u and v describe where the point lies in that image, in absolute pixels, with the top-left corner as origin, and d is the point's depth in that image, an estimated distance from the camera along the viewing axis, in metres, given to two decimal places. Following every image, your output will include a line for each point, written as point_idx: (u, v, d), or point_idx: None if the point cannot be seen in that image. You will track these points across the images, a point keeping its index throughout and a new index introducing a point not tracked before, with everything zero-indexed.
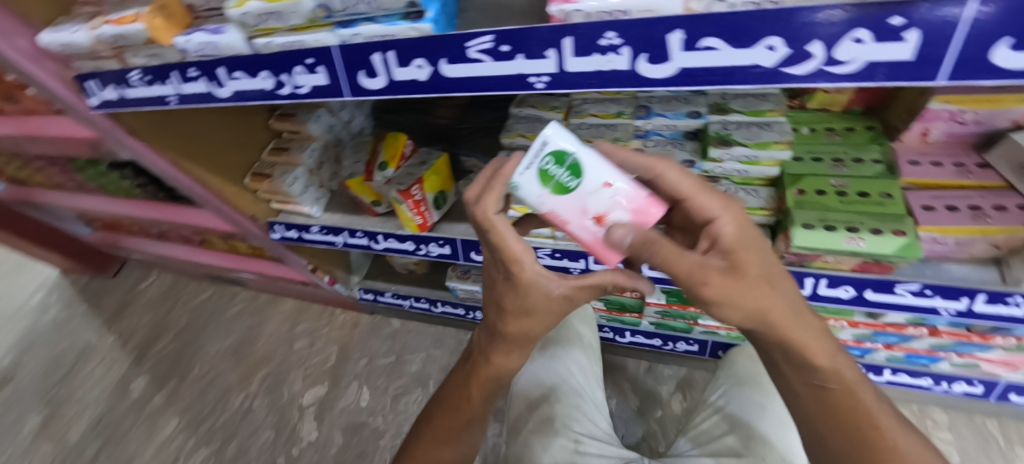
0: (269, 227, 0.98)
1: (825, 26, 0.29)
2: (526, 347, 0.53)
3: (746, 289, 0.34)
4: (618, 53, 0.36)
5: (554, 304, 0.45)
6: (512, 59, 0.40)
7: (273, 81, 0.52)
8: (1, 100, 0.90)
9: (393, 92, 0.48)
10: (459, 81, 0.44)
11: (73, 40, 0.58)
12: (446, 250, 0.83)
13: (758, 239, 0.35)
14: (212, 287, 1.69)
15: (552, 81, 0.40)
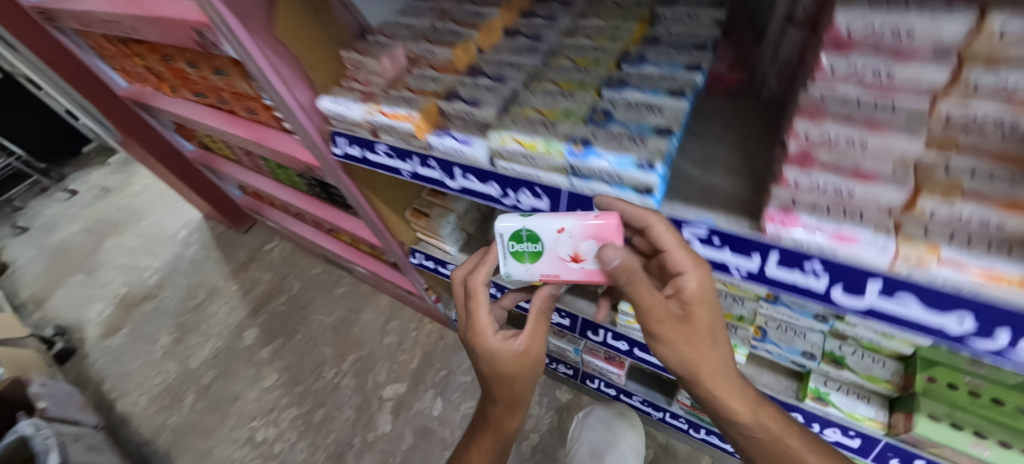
0: (410, 252, 1.16)
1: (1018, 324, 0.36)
2: (516, 406, 0.72)
3: (695, 336, 0.50)
4: (816, 276, 0.45)
5: (519, 361, 0.64)
6: (720, 249, 0.51)
7: (498, 191, 0.64)
8: (242, 109, 1.15)
9: None
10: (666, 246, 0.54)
11: (346, 112, 0.74)
12: (565, 321, 0.95)
13: (714, 295, 0.50)
14: (323, 265, 1.96)
15: (750, 275, 0.51)
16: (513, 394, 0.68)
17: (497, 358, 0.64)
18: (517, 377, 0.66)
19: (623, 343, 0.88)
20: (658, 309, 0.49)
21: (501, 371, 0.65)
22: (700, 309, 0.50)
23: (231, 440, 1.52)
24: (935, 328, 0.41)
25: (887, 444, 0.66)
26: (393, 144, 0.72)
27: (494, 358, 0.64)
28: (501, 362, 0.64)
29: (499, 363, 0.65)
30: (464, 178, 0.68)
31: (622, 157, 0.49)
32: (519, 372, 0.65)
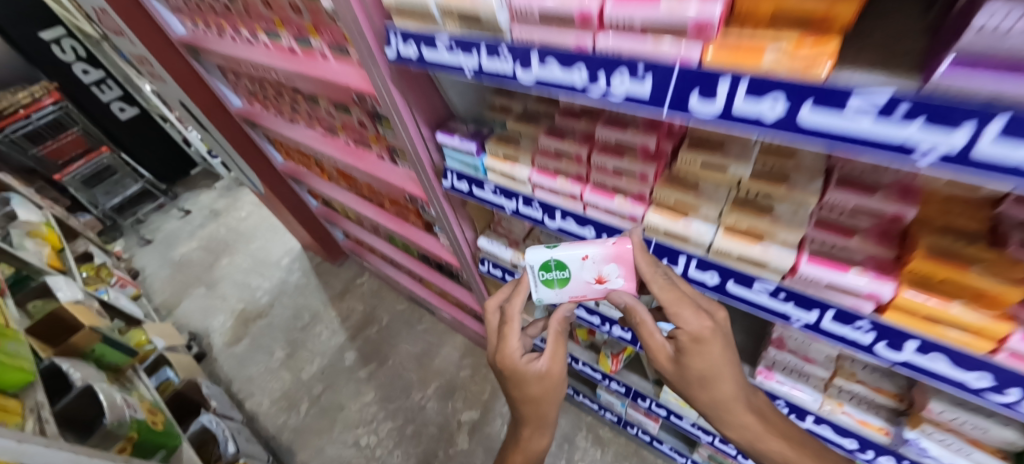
0: None
1: (875, 446, 0.77)
2: (544, 415, 0.91)
3: (692, 373, 0.67)
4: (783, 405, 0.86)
5: (545, 374, 0.84)
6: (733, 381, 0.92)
7: (600, 321, 1.07)
8: (393, 208, 1.62)
9: None
10: None
11: (498, 252, 1.17)
12: (622, 389, 1.36)
13: (711, 339, 0.65)
14: (407, 303, 2.42)
15: None
16: (539, 411, 0.90)
17: (524, 380, 0.85)
18: (539, 394, 0.86)
19: (663, 409, 1.28)
20: (658, 348, 0.69)
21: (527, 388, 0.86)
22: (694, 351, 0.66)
23: (340, 442, 1.96)
24: (844, 446, 0.82)
25: None
26: None
27: (517, 377, 0.85)
28: (529, 382, 0.85)
29: (525, 381, 0.85)
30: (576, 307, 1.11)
31: None
32: (537, 388, 0.85)
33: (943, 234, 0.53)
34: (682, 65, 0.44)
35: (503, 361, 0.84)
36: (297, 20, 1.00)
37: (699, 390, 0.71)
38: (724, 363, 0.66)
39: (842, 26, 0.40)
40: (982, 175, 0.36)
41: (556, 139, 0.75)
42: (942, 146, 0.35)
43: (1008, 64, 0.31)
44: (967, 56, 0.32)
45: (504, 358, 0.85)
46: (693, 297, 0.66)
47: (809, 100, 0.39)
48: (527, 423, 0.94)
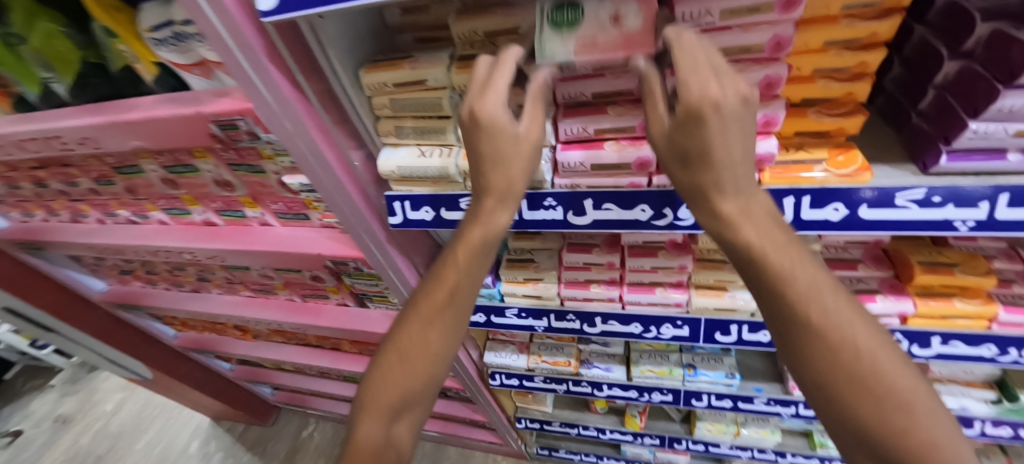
0: (515, 419, 1.48)
1: None
2: (503, 204, 0.49)
3: (690, 136, 0.37)
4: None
5: (520, 148, 0.46)
6: (783, 404, 0.97)
7: (637, 393, 1.05)
8: (352, 347, 1.41)
9: (707, 406, 1.02)
10: (750, 409, 1.00)
11: (512, 362, 1.09)
12: (656, 440, 1.35)
13: (739, 115, 0.36)
14: None
15: (797, 414, 0.98)
16: (496, 189, 0.48)
17: (494, 142, 0.45)
18: (501, 173, 0.47)
19: (700, 444, 1.30)
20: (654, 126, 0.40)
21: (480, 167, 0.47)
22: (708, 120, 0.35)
23: None
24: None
25: None
26: (549, 375, 1.09)
27: (480, 134, 0.44)
28: (487, 149, 0.45)
29: (493, 140, 0.45)
30: (610, 389, 1.07)
31: (717, 372, 0.98)
32: (502, 150, 0.45)
33: (916, 247, 0.68)
34: None
35: (475, 103, 0.43)
36: (224, 195, 0.86)
37: (696, 165, 0.38)
38: (731, 138, 0.36)
39: (846, 134, 0.51)
40: (938, 232, 0.49)
41: (583, 254, 0.75)
42: (972, 217, 0.47)
43: (985, 152, 0.45)
44: (956, 152, 0.46)
45: (472, 111, 0.44)
46: (719, 73, 0.36)
47: (863, 205, 0.48)
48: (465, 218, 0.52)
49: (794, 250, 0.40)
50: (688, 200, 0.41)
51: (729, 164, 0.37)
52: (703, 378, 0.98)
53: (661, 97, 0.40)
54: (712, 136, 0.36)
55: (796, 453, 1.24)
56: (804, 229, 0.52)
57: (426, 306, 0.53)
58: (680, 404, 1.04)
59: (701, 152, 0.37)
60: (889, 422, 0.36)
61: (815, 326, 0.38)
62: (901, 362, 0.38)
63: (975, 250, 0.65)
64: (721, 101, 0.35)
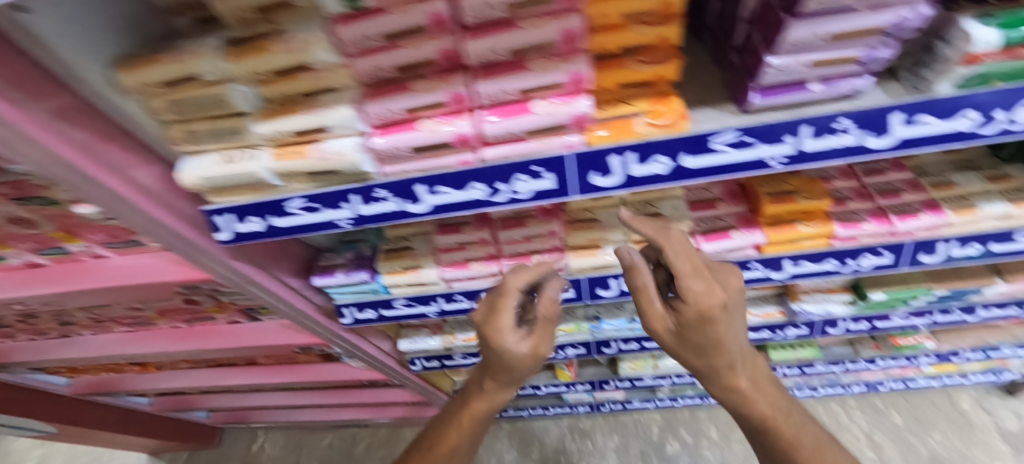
0: (454, 393, 1.50)
1: (777, 325, 1.00)
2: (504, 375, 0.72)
3: (699, 327, 0.55)
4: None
5: (527, 359, 0.67)
6: None
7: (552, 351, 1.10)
8: (269, 359, 1.33)
9: (615, 350, 1.09)
10: (654, 346, 1.07)
11: (427, 345, 1.09)
12: (587, 386, 1.43)
13: (722, 306, 0.54)
14: (331, 433, 2.07)
15: None
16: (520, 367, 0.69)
17: (516, 353, 0.65)
18: (525, 368, 0.70)
19: (625, 381, 1.40)
20: (653, 320, 0.57)
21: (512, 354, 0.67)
22: (711, 318, 0.53)
23: None
24: (763, 337, 1.04)
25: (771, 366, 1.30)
26: (466, 351, 1.11)
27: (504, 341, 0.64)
28: (506, 358, 0.67)
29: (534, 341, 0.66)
30: None
31: (620, 319, 1.01)
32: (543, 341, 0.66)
33: (768, 178, 0.71)
34: (572, 152, 0.49)
35: (494, 336, 0.63)
36: (30, 232, 0.72)
37: (705, 348, 0.59)
38: (727, 333, 0.56)
39: (666, 81, 0.50)
40: (756, 171, 0.50)
41: (455, 235, 0.74)
42: (784, 154, 0.48)
43: (788, 84, 0.47)
44: (767, 88, 0.47)
45: (493, 332, 0.64)
46: (705, 272, 0.54)
47: (684, 155, 0.48)
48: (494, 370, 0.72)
49: (760, 377, 0.67)
50: (702, 367, 0.62)
51: (729, 353, 0.58)
52: (608, 327, 1.02)
53: (653, 292, 0.57)
54: (719, 328, 0.55)
55: None
56: (638, 186, 0.51)
57: (455, 432, 0.79)
58: (591, 354, 1.10)
59: (703, 340, 0.57)
60: (797, 453, 0.65)
61: (770, 425, 0.67)
62: (819, 441, 0.66)
63: (812, 175, 0.70)
64: (724, 303, 0.54)
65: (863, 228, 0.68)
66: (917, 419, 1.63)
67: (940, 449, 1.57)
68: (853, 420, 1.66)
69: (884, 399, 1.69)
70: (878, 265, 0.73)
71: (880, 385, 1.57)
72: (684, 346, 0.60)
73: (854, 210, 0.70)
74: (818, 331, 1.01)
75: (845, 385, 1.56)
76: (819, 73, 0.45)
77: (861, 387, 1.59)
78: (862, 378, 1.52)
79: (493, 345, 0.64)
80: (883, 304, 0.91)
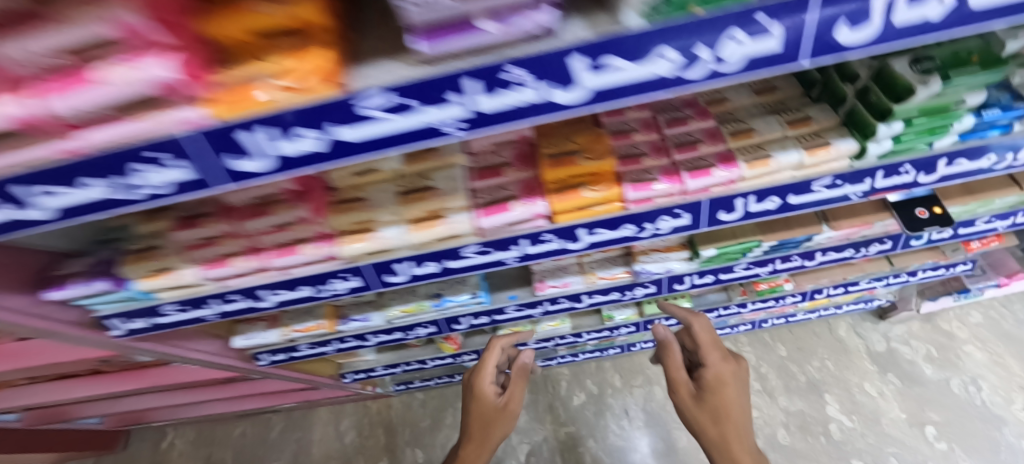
0: (341, 375, 1.45)
1: (625, 286, 0.96)
2: (492, 419, 1.10)
3: (721, 385, 0.95)
4: (564, 301, 0.99)
5: (492, 408, 1.10)
6: (527, 308, 1.00)
7: (402, 333, 1.04)
8: (113, 368, 1.20)
9: (468, 326, 1.04)
10: (505, 318, 1.02)
11: (263, 339, 1.00)
12: (474, 355, 1.41)
13: (732, 377, 0.96)
14: (246, 421, 2.01)
15: (545, 311, 1.02)
16: (495, 411, 1.10)
17: (484, 394, 1.10)
18: (496, 415, 1.10)
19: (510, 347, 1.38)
20: (681, 384, 0.98)
21: (490, 399, 1.11)
22: (721, 382, 0.95)
23: None
24: (615, 299, 1.01)
25: (646, 319, 1.31)
26: (311, 341, 1.03)
27: (484, 381, 1.11)
28: (483, 402, 1.10)
29: (504, 396, 1.11)
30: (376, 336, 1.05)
31: (461, 295, 0.93)
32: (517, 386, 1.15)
33: (553, 138, 0.62)
34: (194, 133, 0.36)
35: (474, 378, 1.11)
36: None
37: (718, 416, 0.93)
38: (732, 400, 0.94)
39: (324, 30, 0.32)
40: (440, 139, 0.40)
41: (191, 230, 0.62)
42: (459, 117, 0.38)
43: (460, 21, 0.30)
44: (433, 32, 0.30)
45: (474, 376, 1.12)
46: (718, 353, 1.00)
47: (331, 127, 0.37)
48: (485, 411, 1.10)
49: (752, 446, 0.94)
50: (709, 429, 0.93)
51: (730, 416, 0.92)
52: (450, 304, 0.94)
53: (671, 357, 1.02)
54: (717, 384, 0.95)
55: (591, 330, 1.36)
56: (301, 163, 0.41)
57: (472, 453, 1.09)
58: (442, 333, 1.05)
59: (724, 387, 0.95)
60: None
61: None
62: None
63: (600, 133, 0.62)
64: (720, 371, 0.97)
65: (652, 189, 0.60)
66: (799, 349, 1.75)
67: (817, 374, 1.70)
68: (743, 355, 1.76)
69: (769, 332, 1.80)
70: (679, 228, 0.67)
71: (763, 322, 1.65)
72: (703, 410, 0.95)
73: (645, 170, 0.61)
74: (666, 290, 0.99)
75: (728, 327, 1.63)
76: (483, 3, 0.29)
77: (746, 326, 1.66)
78: (746, 319, 1.59)
79: (473, 386, 1.10)
80: (719, 258, 0.88)
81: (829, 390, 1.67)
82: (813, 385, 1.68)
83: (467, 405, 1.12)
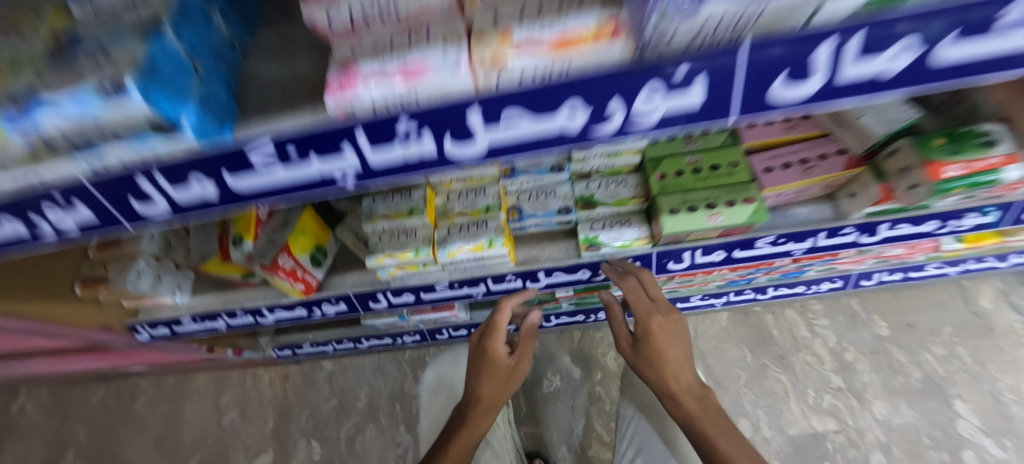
0: (132, 330, 0.84)
1: (610, 83, 0.28)
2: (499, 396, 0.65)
3: (659, 341, 0.61)
4: (416, 135, 0.31)
5: (502, 377, 0.65)
6: (307, 160, 0.33)
7: (23, 224, 0.39)
8: None
9: (183, 213, 0.39)
10: (255, 192, 0.36)
11: None
12: (342, 305, 0.77)
13: (676, 333, 0.61)
14: (104, 386, 1.46)
15: (360, 176, 0.34)
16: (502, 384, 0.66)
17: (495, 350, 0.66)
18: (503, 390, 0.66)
19: (407, 295, 0.74)
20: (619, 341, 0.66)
21: (504, 361, 0.67)
22: (653, 337, 0.61)
23: None
24: (567, 139, 0.32)
25: (657, 253, 0.66)
26: None
27: (501, 338, 0.67)
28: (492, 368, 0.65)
29: (520, 353, 0.67)
30: None
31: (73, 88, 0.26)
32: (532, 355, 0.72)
33: None
34: None
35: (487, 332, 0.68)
36: None
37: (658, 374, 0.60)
38: (678, 355, 0.60)
39: None
40: None
41: None
42: None
43: None
44: None
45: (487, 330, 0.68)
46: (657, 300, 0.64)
47: None
48: (490, 378, 0.66)
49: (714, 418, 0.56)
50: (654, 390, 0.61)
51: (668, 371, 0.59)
52: (64, 125, 0.27)
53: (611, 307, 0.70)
54: (650, 336, 0.61)
55: (555, 269, 0.69)
56: None
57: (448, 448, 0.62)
58: (122, 225, 0.40)
59: (667, 340, 0.61)
60: None
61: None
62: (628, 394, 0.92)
63: None
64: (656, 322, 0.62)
65: None
66: (910, 328, 1.08)
67: (939, 367, 1.04)
68: (815, 333, 1.11)
69: (857, 295, 1.14)
70: None
71: (860, 280, 0.97)
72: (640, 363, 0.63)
73: None
74: (752, 111, 0.30)
75: (800, 284, 0.95)
76: None
77: (832, 285, 0.98)
78: (842, 270, 0.91)
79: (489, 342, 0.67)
80: None
81: (961, 395, 1.01)
82: (933, 385, 1.03)
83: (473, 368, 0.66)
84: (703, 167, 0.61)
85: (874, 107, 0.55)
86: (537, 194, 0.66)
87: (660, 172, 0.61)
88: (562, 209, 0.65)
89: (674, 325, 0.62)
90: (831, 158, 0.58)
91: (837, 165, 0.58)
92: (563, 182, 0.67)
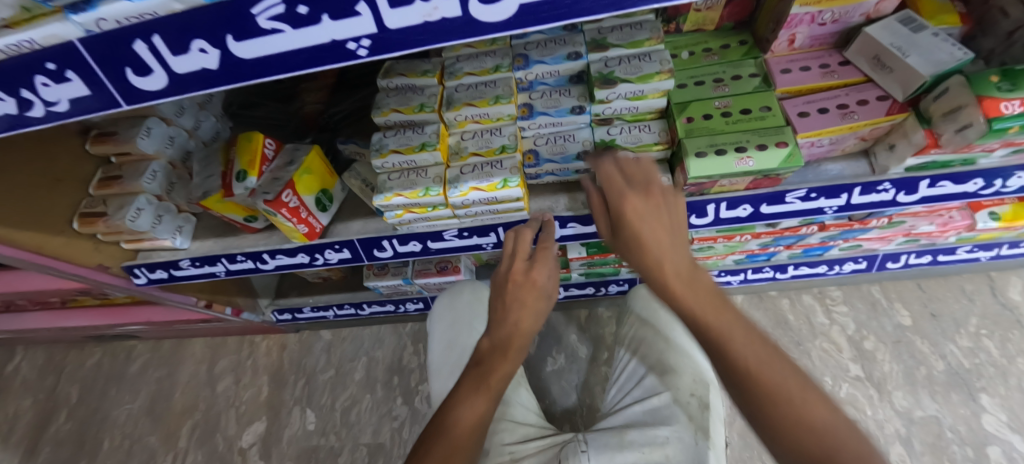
0: (129, 273, 0.82)
1: None
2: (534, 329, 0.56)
3: (636, 221, 0.41)
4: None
5: (543, 306, 0.56)
6: (316, 23, 0.30)
7: (12, 101, 0.36)
8: None
9: (181, 90, 0.36)
10: (260, 63, 0.33)
11: None
12: (346, 254, 0.74)
13: (659, 213, 0.42)
14: (102, 348, 1.44)
15: (375, 45, 0.32)
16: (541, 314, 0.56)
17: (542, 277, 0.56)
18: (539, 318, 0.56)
19: (414, 242, 0.71)
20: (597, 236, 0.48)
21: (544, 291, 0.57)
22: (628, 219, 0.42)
23: None
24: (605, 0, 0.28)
25: None
26: None
27: (547, 267, 0.57)
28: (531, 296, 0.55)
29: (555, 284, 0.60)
30: None
31: None
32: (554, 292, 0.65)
33: None
34: None
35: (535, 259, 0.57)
36: None
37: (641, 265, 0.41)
38: (668, 239, 0.40)
39: None
40: None
41: None
42: None
43: None
44: None
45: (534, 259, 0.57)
46: (636, 176, 0.45)
47: None
48: (531, 307, 0.55)
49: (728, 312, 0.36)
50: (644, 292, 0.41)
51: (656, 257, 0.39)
52: None
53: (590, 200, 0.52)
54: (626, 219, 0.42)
55: (571, 218, 0.66)
56: None
57: (477, 383, 0.51)
58: (123, 106, 0.38)
59: (648, 222, 0.41)
60: None
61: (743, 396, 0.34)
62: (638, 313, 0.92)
63: None
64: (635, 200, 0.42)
65: None
66: (935, 319, 1.04)
67: (964, 360, 0.98)
68: (833, 320, 1.06)
69: (878, 283, 1.10)
70: None
71: (885, 263, 0.93)
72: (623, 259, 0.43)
73: None
74: None
75: (821, 263, 0.92)
76: None
77: (855, 266, 0.94)
78: (868, 248, 0.87)
79: (535, 270, 0.56)
80: None
81: (988, 389, 0.94)
82: (957, 378, 0.96)
83: (514, 299, 0.55)
84: (732, 111, 0.58)
85: (919, 48, 0.51)
86: (555, 138, 0.64)
87: (687, 115, 0.58)
88: (581, 153, 0.62)
89: (659, 204, 0.42)
90: (870, 105, 0.55)
91: (878, 111, 0.55)
92: (583, 126, 0.64)
